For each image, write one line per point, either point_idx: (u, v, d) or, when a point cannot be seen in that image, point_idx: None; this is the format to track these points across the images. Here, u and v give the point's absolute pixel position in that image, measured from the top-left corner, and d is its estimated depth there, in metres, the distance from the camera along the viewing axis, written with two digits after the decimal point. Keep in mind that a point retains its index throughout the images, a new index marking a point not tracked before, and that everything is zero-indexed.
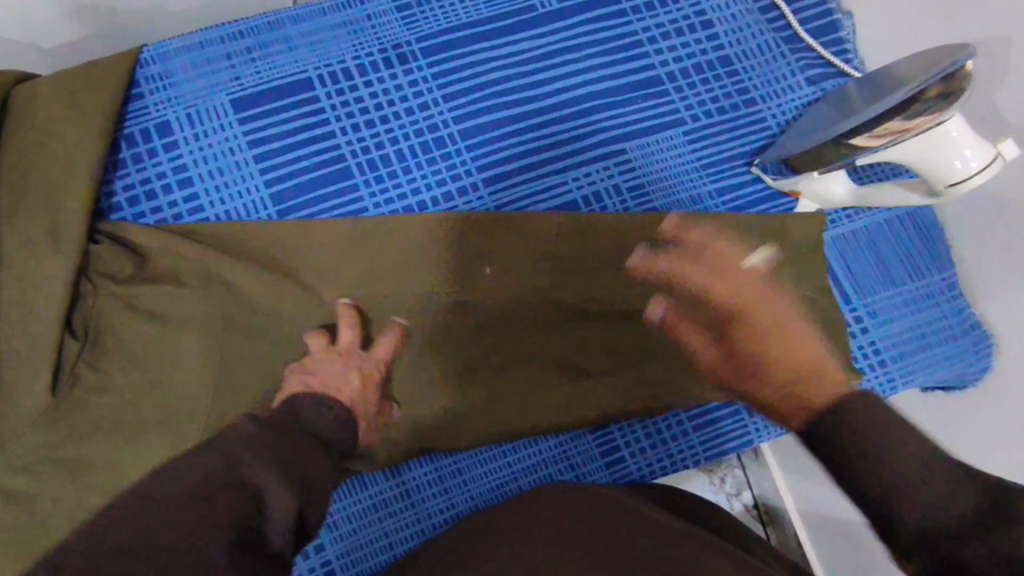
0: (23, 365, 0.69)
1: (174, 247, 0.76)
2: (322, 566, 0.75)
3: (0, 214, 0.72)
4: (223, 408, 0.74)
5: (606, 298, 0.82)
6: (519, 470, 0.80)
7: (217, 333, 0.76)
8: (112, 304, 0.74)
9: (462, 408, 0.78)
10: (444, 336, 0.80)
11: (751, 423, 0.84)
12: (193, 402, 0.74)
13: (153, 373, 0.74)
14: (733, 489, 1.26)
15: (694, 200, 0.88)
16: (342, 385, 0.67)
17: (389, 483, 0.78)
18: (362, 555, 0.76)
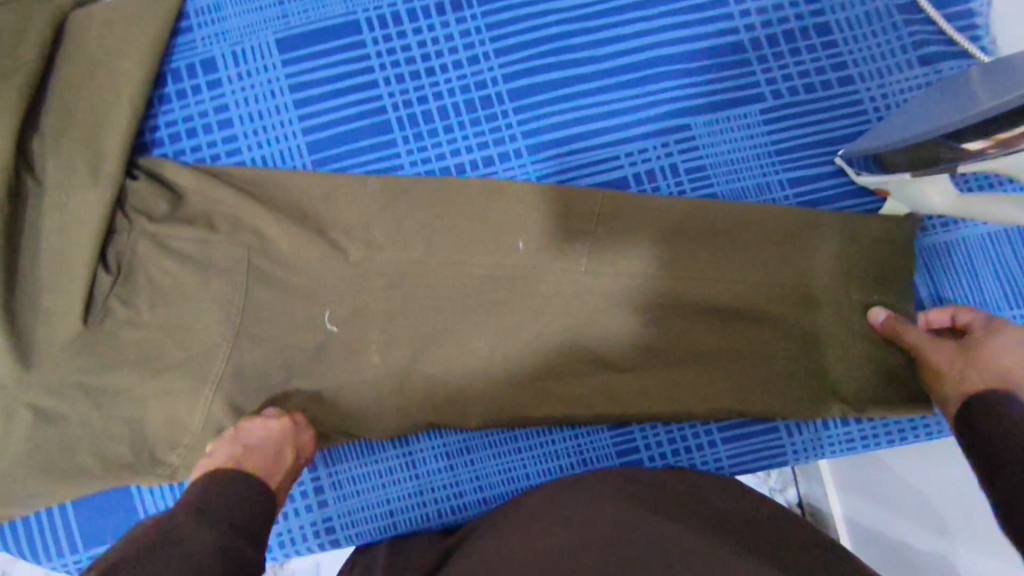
0: (59, 293, 0.72)
1: (209, 190, 0.76)
2: (325, 521, 0.77)
3: (44, 140, 0.72)
4: (241, 357, 0.75)
5: (649, 290, 0.75)
6: (529, 459, 0.77)
7: (240, 281, 0.75)
8: (144, 241, 0.74)
9: (479, 387, 0.75)
10: (469, 311, 0.75)
11: (787, 443, 0.78)
12: (213, 347, 0.74)
13: (177, 314, 0.74)
14: (779, 483, 1.21)
15: (761, 189, 0.78)
16: (275, 465, 0.67)
17: (396, 452, 0.77)
18: (362, 517, 0.77)
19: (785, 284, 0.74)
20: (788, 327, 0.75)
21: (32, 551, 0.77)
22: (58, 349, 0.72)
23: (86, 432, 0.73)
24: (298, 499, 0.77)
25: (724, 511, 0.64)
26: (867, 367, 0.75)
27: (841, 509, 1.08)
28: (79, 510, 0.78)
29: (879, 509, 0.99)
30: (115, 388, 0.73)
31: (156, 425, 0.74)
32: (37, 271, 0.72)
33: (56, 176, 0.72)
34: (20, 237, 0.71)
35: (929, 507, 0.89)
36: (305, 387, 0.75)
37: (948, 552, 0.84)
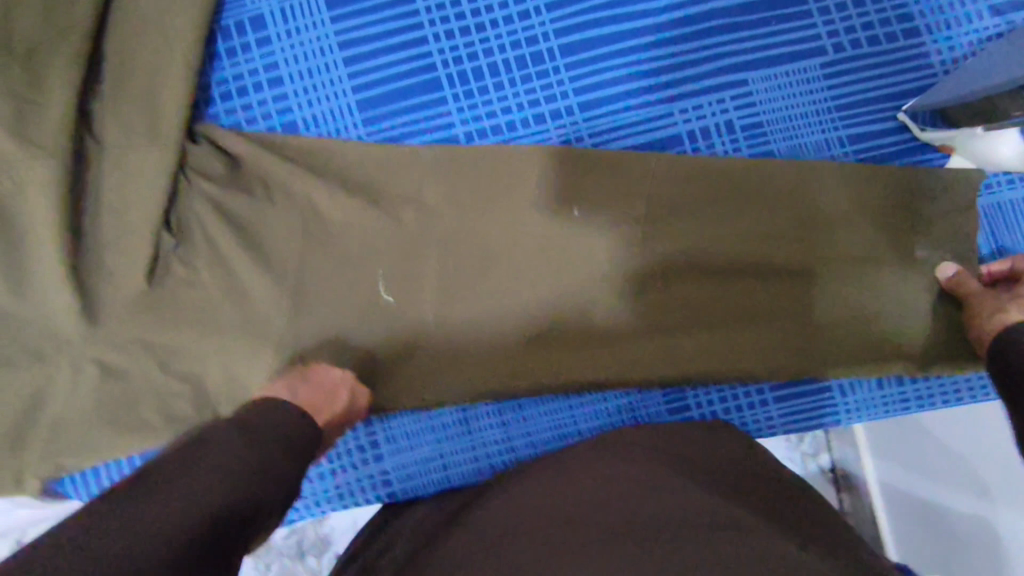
0: (124, 253, 0.74)
1: (264, 151, 0.76)
2: (381, 474, 0.79)
3: (103, 99, 0.73)
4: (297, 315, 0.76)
5: (703, 252, 0.74)
6: (582, 416, 0.79)
7: (295, 242, 0.76)
8: (203, 202, 0.75)
9: (532, 346, 0.76)
10: (522, 272, 0.76)
11: (841, 404, 0.77)
12: (271, 307, 0.76)
13: (236, 274, 0.76)
14: (811, 449, 1.21)
15: (820, 146, 0.76)
16: (328, 404, 0.69)
17: (450, 410, 0.79)
18: (416, 472, 0.79)
19: (841, 248, 0.74)
20: (845, 289, 0.74)
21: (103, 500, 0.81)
22: (122, 305, 0.74)
23: (149, 386, 0.75)
24: (354, 454, 0.79)
25: (773, 475, 0.65)
26: (927, 329, 0.74)
27: (874, 471, 1.09)
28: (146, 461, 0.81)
29: (915, 474, 0.98)
30: (176, 344, 0.75)
31: (216, 381, 0.76)
32: (100, 229, 0.73)
33: (116, 135, 0.73)
34: (83, 196, 0.73)
35: (965, 472, 0.88)
36: (361, 346, 0.76)
37: (986, 521, 0.84)
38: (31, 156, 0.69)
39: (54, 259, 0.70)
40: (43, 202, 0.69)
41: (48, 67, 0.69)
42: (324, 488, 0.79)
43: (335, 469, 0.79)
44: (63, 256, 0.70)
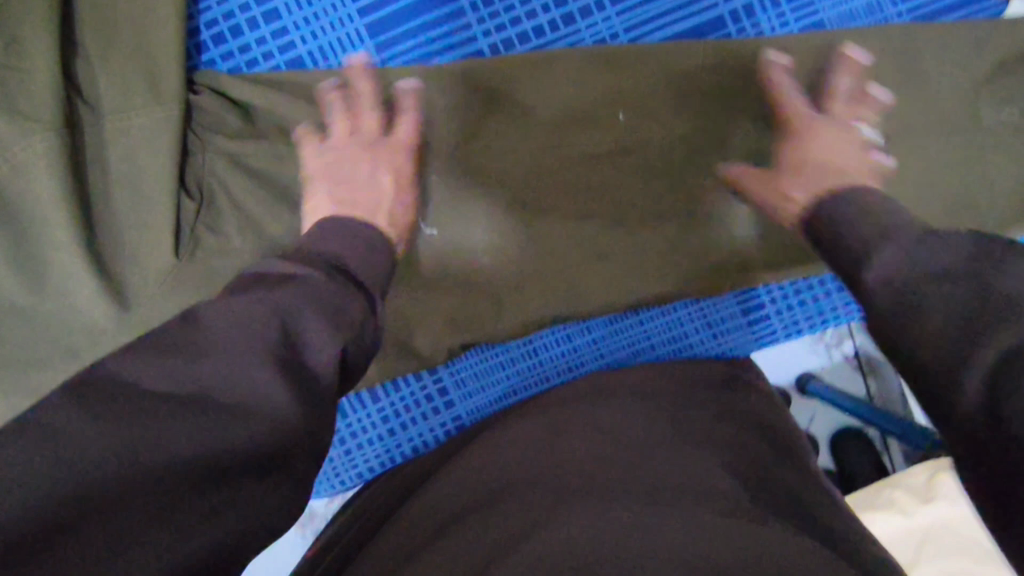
0: (145, 227, 0.67)
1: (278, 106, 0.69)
2: (455, 420, 0.77)
3: (89, 58, 0.65)
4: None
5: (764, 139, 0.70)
6: (654, 329, 0.77)
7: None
8: (223, 163, 0.70)
9: (595, 265, 0.73)
10: (574, 189, 0.71)
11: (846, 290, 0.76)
12: None
13: (271, 234, 0.70)
14: (834, 339, 1.16)
15: (868, 10, 0.72)
16: (374, 206, 0.64)
17: (517, 342, 0.76)
18: (492, 412, 0.77)
19: (905, 114, 0.71)
20: (913, 158, 0.71)
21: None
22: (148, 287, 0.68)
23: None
24: (422, 403, 0.77)
25: None
26: (997, 187, 0.72)
27: None
28: None
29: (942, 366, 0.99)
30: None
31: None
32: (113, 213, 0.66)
33: (112, 99, 0.66)
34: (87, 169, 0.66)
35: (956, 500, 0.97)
36: (413, 294, 0.72)
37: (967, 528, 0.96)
38: (25, 132, 0.61)
39: (71, 244, 0.64)
40: (50, 182, 0.63)
41: (22, 27, 0.61)
42: (401, 445, 0.77)
43: (406, 423, 0.76)
44: (81, 240, 0.64)
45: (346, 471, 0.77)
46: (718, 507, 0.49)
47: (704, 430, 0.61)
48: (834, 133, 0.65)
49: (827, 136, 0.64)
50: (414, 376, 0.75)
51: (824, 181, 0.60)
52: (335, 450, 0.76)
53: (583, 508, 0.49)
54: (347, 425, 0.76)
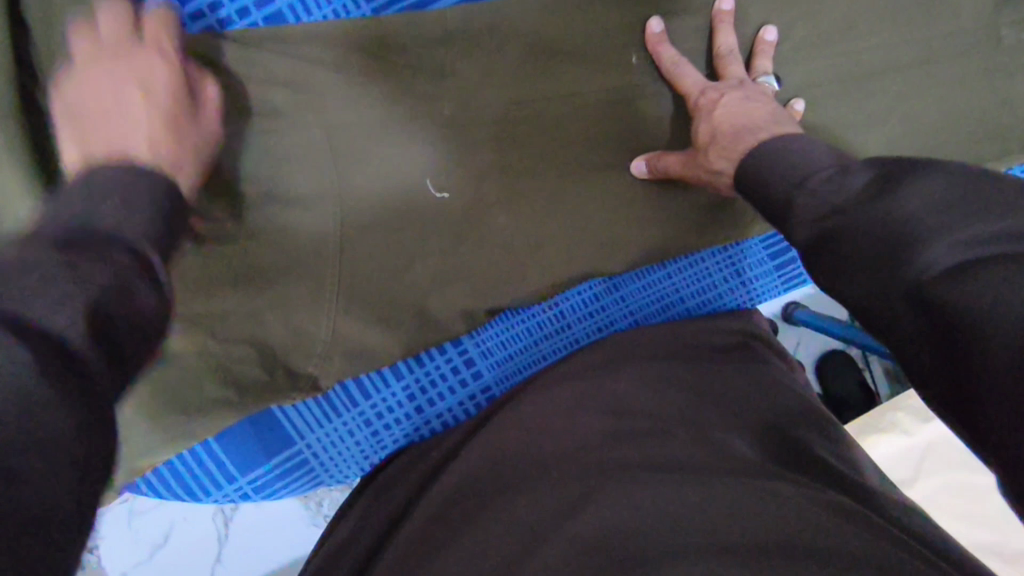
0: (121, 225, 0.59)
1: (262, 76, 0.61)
2: (483, 392, 0.75)
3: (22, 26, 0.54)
4: (347, 244, 0.65)
5: (790, 76, 0.67)
6: (680, 283, 0.75)
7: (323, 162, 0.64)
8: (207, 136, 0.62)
9: (621, 220, 0.70)
10: (594, 142, 0.68)
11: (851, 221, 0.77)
12: (319, 243, 0.65)
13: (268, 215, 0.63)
14: None
15: None
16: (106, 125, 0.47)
17: (543, 306, 0.74)
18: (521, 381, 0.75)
19: (929, 40, 0.68)
20: (940, 84, 0.69)
21: (185, 491, 0.71)
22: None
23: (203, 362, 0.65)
24: (448, 378, 0.74)
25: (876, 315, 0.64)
26: (1019, 109, 0.71)
27: None
28: (219, 440, 0.72)
29: None
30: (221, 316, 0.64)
31: (279, 338, 0.66)
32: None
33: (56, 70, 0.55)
34: None
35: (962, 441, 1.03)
36: (431, 266, 0.68)
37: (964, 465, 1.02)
38: None
39: None
40: None
41: None
42: (429, 421, 0.74)
43: (433, 399, 0.74)
44: None
45: (372, 453, 0.74)
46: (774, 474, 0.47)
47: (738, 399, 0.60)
48: (744, 96, 0.62)
49: (723, 100, 0.62)
50: (438, 349, 0.73)
51: (737, 147, 0.59)
52: (361, 434, 0.74)
53: (647, 474, 0.47)
54: (371, 407, 0.73)
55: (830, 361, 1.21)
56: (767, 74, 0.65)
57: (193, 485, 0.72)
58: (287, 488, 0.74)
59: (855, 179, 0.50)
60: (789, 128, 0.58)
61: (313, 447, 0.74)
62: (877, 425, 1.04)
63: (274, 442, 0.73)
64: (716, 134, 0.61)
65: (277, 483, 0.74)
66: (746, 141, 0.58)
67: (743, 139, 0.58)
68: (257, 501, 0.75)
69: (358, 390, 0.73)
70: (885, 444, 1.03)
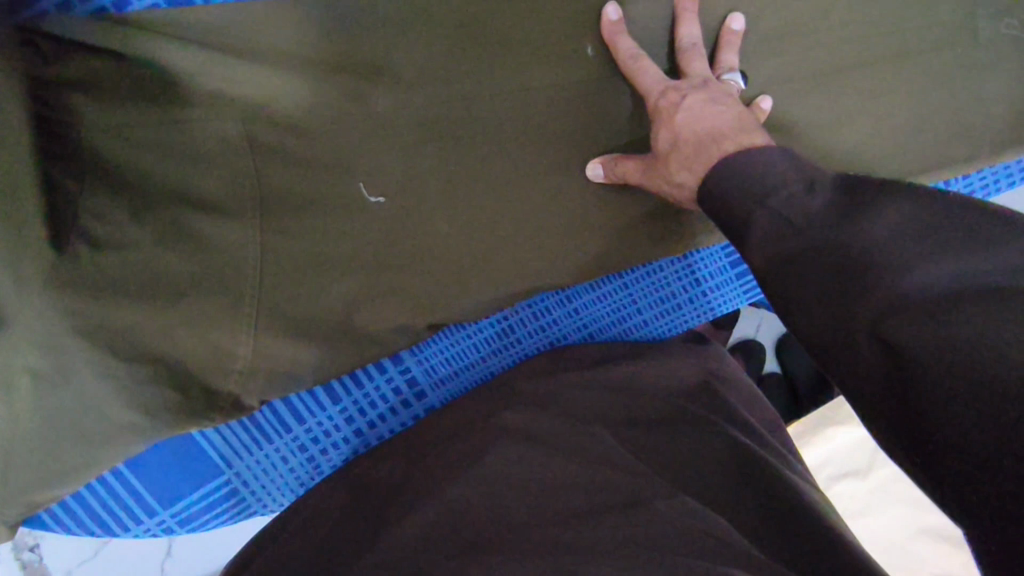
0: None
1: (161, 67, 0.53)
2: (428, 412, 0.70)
3: None
4: (273, 254, 0.59)
5: (760, 70, 0.62)
6: (638, 293, 0.70)
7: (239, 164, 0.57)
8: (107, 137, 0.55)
9: (577, 228, 0.64)
10: (547, 143, 0.62)
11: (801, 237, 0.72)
12: (242, 258, 0.58)
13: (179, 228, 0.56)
14: None
15: None
16: None
17: (490, 320, 0.68)
18: None
19: (905, 32, 0.64)
20: (915, 79, 0.65)
21: (98, 525, 0.65)
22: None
23: (108, 389, 0.58)
24: (390, 399, 0.68)
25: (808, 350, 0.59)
26: (997, 105, 0.67)
27: None
28: (135, 469, 0.65)
29: None
30: (121, 337, 0.56)
31: (198, 361, 0.60)
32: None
33: None
34: None
35: None
36: (368, 281, 0.62)
37: None
38: None
39: None
40: None
41: None
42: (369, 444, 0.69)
43: (374, 422, 0.69)
44: None
45: (307, 479, 0.69)
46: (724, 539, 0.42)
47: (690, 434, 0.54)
48: (709, 98, 0.55)
49: (688, 101, 0.55)
50: (377, 368, 0.67)
51: (702, 154, 0.51)
52: (295, 461, 0.68)
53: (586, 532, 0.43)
54: (305, 431, 0.67)
55: (788, 340, 1.17)
56: (732, 68, 0.59)
57: (109, 517, 0.66)
58: (215, 519, 0.68)
59: (821, 198, 0.43)
60: (759, 134, 0.51)
61: (242, 475, 0.67)
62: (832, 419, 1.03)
63: (198, 471, 0.67)
64: (681, 138, 0.54)
65: (204, 514, 0.68)
66: (713, 148, 0.50)
67: (710, 145, 0.51)
68: (184, 533, 0.69)
69: (289, 413, 0.67)
70: (840, 437, 1.02)
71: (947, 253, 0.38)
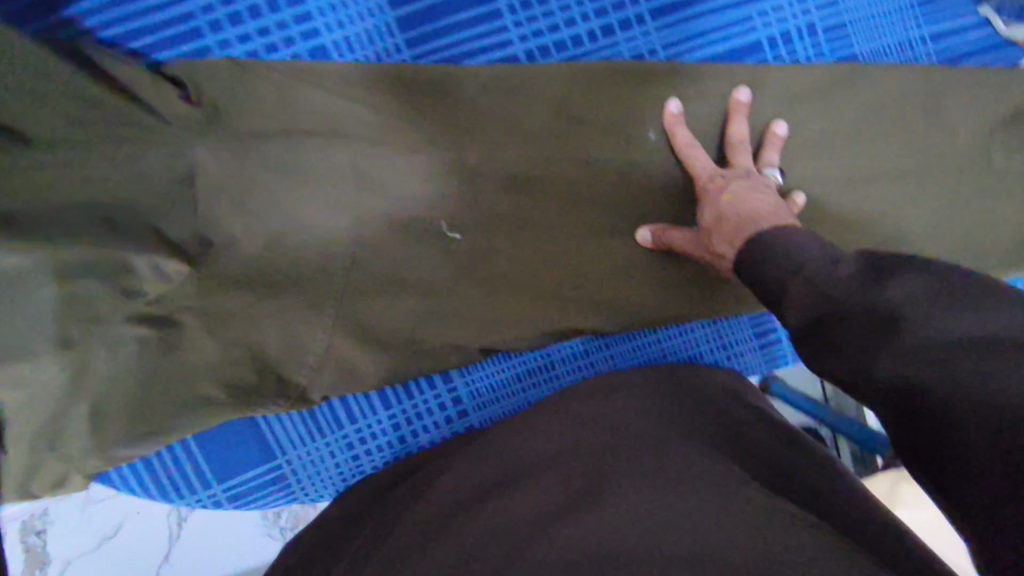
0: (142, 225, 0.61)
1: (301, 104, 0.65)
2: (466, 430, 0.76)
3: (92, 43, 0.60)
4: (358, 270, 0.69)
5: (794, 170, 0.71)
6: (669, 348, 0.78)
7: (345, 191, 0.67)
8: (235, 151, 0.64)
9: (619, 283, 0.73)
10: (603, 207, 0.71)
11: None
12: (327, 267, 0.67)
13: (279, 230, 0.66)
14: None
15: (903, 46, 0.74)
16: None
17: (532, 354, 0.76)
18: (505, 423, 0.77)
19: (925, 153, 0.73)
20: (932, 194, 0.73)
21: (160, 487, 0.73)
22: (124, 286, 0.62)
23: (202, 364, 0.67)
24: (435, 412, 0.76)
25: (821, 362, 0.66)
26: (1012, 226, 0.74)
27: None
28: (201, 444, 0.73)
29: None
30: (224, 321, 0.67)
31: (277, 350, 0.69)
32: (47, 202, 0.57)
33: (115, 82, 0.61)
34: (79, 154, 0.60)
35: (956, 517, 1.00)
36: (431, 303, 0.71)
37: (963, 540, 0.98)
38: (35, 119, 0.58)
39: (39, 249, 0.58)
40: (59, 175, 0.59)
41: None
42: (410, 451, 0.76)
43: (417, 430, 0.76)
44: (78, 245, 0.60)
45: (350, 475, 0.76)
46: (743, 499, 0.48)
47: (718, 436, 0.60)
48: (749, 182, 0.65)
49: (731, 184, 0.65)
50: (427, 381, 0.75)
51: (740, 232, 0.60)
52: (341, 456, 0.75)
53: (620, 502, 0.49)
54: (354, 430, 0.75)
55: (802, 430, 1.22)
56: (772, 165, 0.68)
57: (169, 485, 0.73)
58: (261, 501, 0.75)
59: (844, 270, 0.51)
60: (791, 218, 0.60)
61: (293, 464, 0.75)
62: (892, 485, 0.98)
63: (255, 454, 0.74)
64: (723, 215, 0.63)
65: (251, 494, 0.75)
66: (748, 227, 0.59)
67: (746, 224, 0.60)
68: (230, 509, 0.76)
69: (344, 412, 0.75)
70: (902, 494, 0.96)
71: (953, 319, 0.44)
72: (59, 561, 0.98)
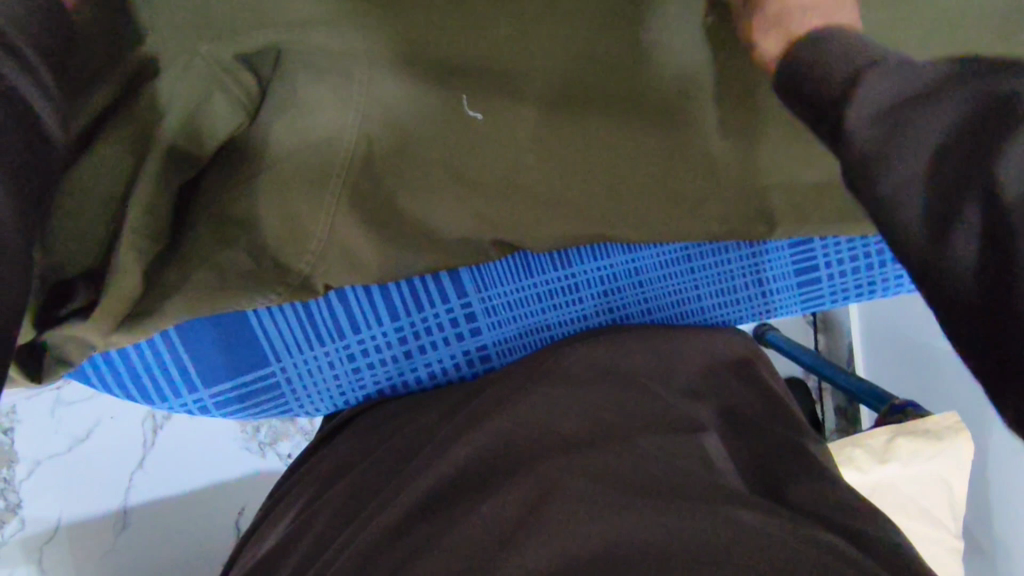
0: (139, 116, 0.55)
1: None
2: (477, 349, 0.71)
3: None
4: (365, 177, 0.62)
5: None
6: (703, 279, 0.72)
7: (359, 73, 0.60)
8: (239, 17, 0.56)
9: (655, 203, 0.66)
10: (644, 114, 0.64)
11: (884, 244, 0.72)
12: (336, 153, 0.60)
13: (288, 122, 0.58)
14: None
15: None
16: None
17: (556, 275, 0.70)
18: (519, 344, 0.71)
19: None
20: None
21: (142, 384, 0.67)
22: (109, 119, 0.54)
23: (192, 263, 0.60)
24: (445, 326, 0.70)
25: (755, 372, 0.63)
26: None
27: (864, 329, 1.12)
28: (186, 338, 0.67)
29: (901, 329, 1.02)
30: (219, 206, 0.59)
31: (275, 242, 0.61)
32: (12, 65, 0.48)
33: None
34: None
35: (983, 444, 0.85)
36: (447, 206, 0.64)
37: (990, 457, 0.83)
38: None
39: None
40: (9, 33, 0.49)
41: None
42: (415, 369, 0.70)
43: (425, 345, 0.70)
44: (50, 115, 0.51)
45: (349, 390, 0.70)
46: (737, 502, 0.45)
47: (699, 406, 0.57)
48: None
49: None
50: (438, 290, 0.69)
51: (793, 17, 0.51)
52: (340, 368, 0.69)
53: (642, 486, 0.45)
54: (357, 340, 0.69)
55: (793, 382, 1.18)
56: None
57: (152, 374, 0.67)
58: (250, 407, 0.70)
59: None
60: (841, 17, 0.50)
61: (288, 371, 0.69)
62: (907, 427, 0.79)
63: (247, 355, 0.68)
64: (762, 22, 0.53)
65: (240, 398, 0.69)
66: (819, 22, 0.49)
67: (802, 21, 0.50)
68: (217, 416, 0.70)
69: (345, 319, 0.69)
70: (921, 456, 0.77)
71: None
72: (28, 462, 0.95)
